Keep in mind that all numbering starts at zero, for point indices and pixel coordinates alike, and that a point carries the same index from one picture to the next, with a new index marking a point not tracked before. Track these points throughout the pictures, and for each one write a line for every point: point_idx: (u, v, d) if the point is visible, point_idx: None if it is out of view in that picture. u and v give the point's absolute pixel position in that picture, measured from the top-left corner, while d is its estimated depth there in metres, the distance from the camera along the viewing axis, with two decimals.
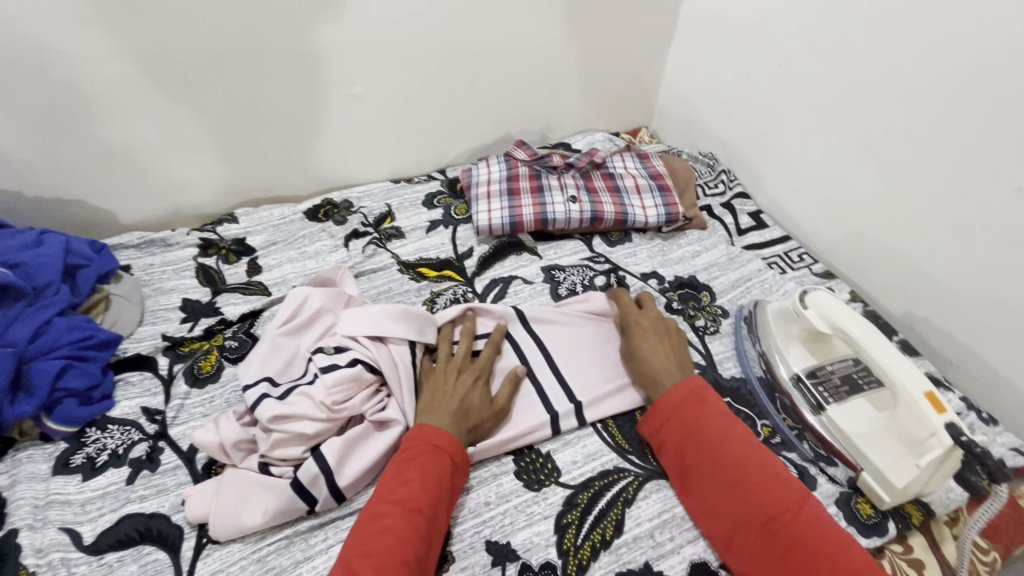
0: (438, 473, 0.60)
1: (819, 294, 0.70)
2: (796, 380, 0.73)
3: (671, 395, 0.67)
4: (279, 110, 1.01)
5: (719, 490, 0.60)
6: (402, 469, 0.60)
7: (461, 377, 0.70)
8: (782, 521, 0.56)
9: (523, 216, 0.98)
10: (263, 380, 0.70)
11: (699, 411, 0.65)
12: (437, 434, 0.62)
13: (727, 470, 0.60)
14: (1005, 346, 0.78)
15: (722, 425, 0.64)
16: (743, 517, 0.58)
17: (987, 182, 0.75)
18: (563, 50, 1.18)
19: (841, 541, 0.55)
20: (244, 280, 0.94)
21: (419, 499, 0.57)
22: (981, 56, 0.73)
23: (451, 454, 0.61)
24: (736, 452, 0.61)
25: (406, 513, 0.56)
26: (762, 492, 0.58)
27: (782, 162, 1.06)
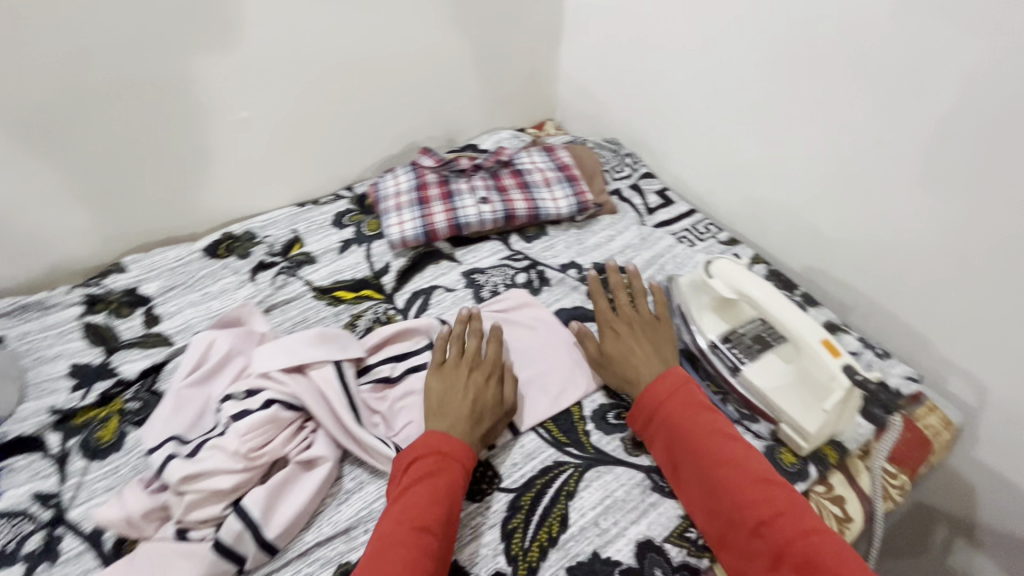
0: (449, 486, 0.59)
1: (722, 262, 0.73)
2: (714, 346, 0.76)
3: (650, 391, 0.67)
4: (159, 144, 0.93)
5: (705, 489, 0.60)
6: (411, 484, 0.59)
7: (477, 378, 0.70)
8: (770, 522, 0.55)
9: (435, 224, 0.97)
10: (169, 440, 0.64)
11: (684, 406, 0.65)
12: (449, 442, 0.62)
13: (712, 468, 0.60)
14: (889, 284, 0.85)
15: (708, 421, 0.64)
16: (730, 517, 0.57)
17: (854, 137, 0.82)
18: (456, 52, 1.17)
19: (832, 543, 0.53)
20: (142, 333, 0.86)
21: (428, 516, 0.56)
22: (832, 22, 0.79)
23: (460, 462, 0.61)
24: (723, 449, 0.61)
25: (415, 530, 0.55)
26: (750, 492, 0.57)
27: (679, 139, 1.11)
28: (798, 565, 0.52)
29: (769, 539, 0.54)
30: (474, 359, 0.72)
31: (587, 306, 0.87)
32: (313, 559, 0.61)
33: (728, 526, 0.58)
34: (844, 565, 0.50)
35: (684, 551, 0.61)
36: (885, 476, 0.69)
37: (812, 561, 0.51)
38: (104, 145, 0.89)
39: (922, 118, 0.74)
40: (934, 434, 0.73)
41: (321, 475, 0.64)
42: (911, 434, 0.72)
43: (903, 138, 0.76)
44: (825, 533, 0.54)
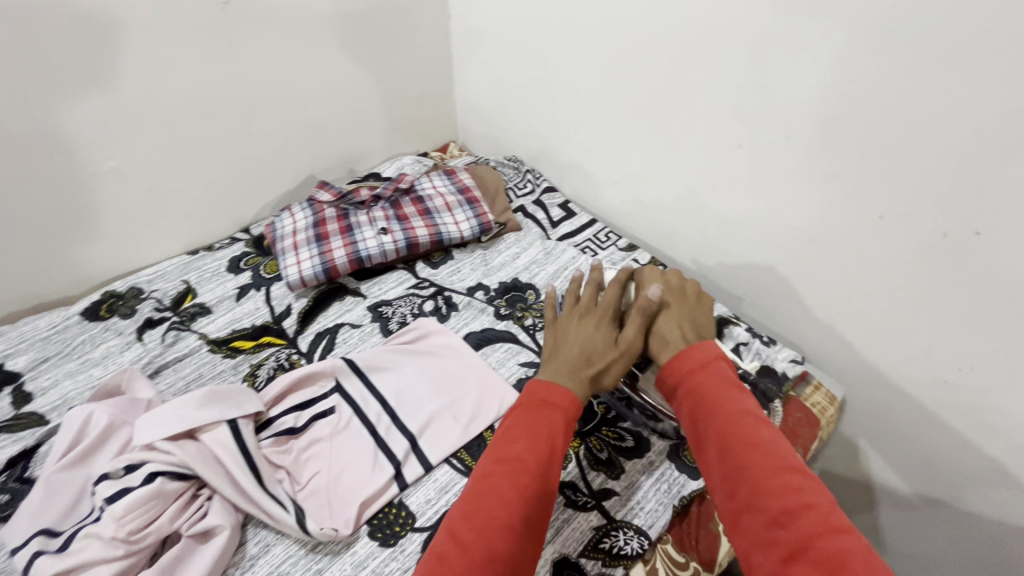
0: (551, 429, 0.57)
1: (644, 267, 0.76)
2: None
3: (680, 361, 0.61)
4: (11, 208, 0.85)
5: (726, 468, 0.51)
6: (516, 424, 0.57)
7: (584, 325, 0.69)
8: (797, 512, 0.45)
9: (335, 260, 0.94)
10: (37, 534, 0.58)
11: (717, 384, 0.58)
12: (552, 389, 0.60)
13: (735, 449, 0.52)
14: (771, 275, 0.91)
15: (742, 402, 0.56)
16: (749, 501, 0.48)
17: (720, 143, 0.87)
18: (346, 83, 1.15)
19: (863, 547, 0.42)
20: (10, 415, 0.78)
21: (531, 456, 0.53)
22: (688, 37, 0.84)
23: (563, 411, 0.58)
24: (753, 431, 0.53)
25: (515, 469, 0.52)
26: (778, 478, 0.48)
27: (574, 153, 1.15)
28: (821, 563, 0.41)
29: (792, 531, 0.44)
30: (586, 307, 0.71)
31: (496, 326, 0.88)
32: None
33: (745, 510, 0.48)
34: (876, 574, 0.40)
35: (599, 562, 0.62)
36: None
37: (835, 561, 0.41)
38: None
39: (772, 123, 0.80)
40: (821, 410, 0.78)
41: (218, 545, 0.61)
42: (800, 413, 0.77)
43: (759, 142, 0.82)
44: (858, 535, 0.43)
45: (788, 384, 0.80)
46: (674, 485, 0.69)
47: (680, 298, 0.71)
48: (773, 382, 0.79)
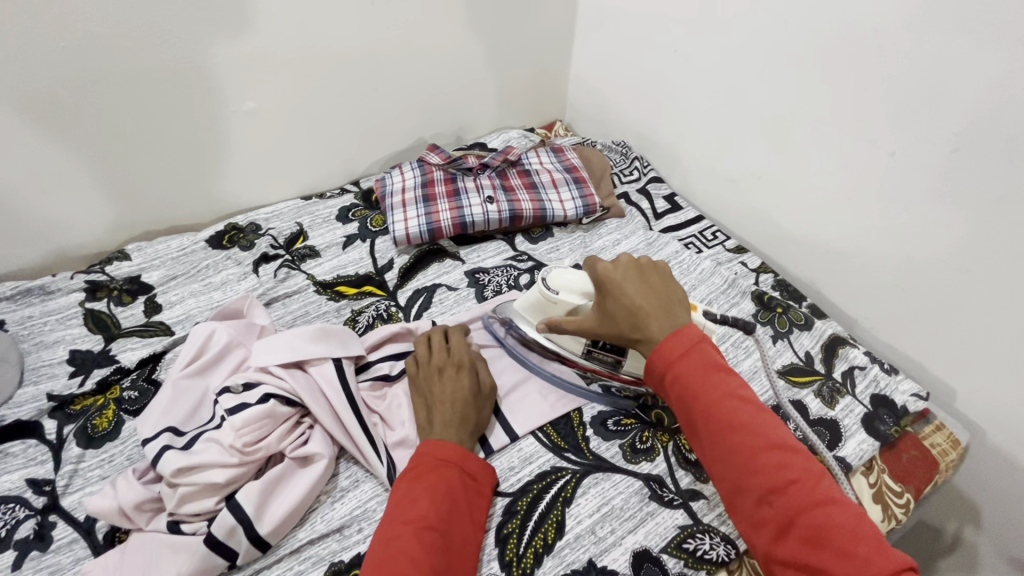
0: (449, 491, 0.57)
1: (557, 274, 0.72)
2: (588, 351, 0.72)
3: (664, 347, 0.56)
4: (166, 137, 0.93)
5: (717, 452, 0.53)
6: (409, 487, 0.57)
7: (449, 383, 0.68)
8: (785, 491, 0.49)
9: (440, 222, 0.96)
10: (165, 431, 0.64)
11: (699, 368, 0.54)
12: (442, 447, 0.60)
13: (725, 434, 0.52)
14: (899, 300, 0.84)
15: (725, 381, 0.54)
16: (741, 485, 0.51)
17: (865, 149, 0.81)
18: (470, 50, 1.16)
19: (851, 515, 0.47)
20: (142, 322, 0.85)
21: (432, 517, 0.54)
22: (851, 31, 0.77)
23: (458, 467, 0.59)
24: (738, 412, 0.52)
25: (417, 533, 0.52)
26: (765, 457, 0.50)
27: (689, 145, 1.10)
28: (810, 539, 0.47)
29: (780, 509, 0.49)
30: (442, 358, 0.71)
31: None
32: (305, 557, 0.61)
33: (737, 492, 0.51)
34: (860, 544, 0.45)
35: (681, 562, 0.60)
36: (889, 494, 0.67)
37: (824, 537, 0.46)
38: (111, 133, 0.88)
39: (937, 132, 0.73)
40: (941, 453, 0.71)
41: (316, 472, 0.64)
42: (917, 452, 0.71)
43: (917, 152, 0.75)
44: (841, 504, 0.48)
45: (906, 419, 0.73)
46: None
47: (648, 283, 0.62)
48: (889, 415, 0.73)
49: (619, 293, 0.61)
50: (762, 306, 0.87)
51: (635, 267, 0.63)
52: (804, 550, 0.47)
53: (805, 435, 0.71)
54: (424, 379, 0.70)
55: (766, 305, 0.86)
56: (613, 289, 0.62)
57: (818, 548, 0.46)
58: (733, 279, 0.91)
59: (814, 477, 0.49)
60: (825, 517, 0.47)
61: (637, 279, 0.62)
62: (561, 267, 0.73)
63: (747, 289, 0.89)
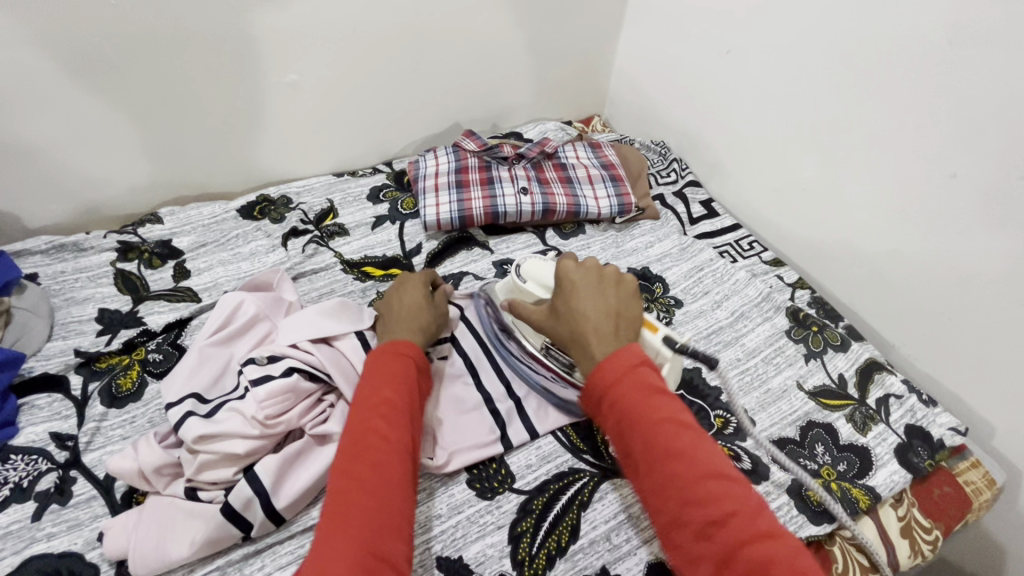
0: (408, 374, 0.59)
1: (530, 264, 0.71)
2: (546, 348, 0.70)
3: (605, 369, 0.54)
4: (207, 102, 0.93)
5: (653, 482, 0.49)
6: (370, 379, 0.58)
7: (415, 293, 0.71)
8: (723, 523, 0.45)
9: (472, 209, 0.95)
10: (188, 397, 0.64)
11: (635, 391, 0.53)
12: (399, 343, 0.62)
13: (659, 464, 0.49)
14: (942, 329, 0.81)
15: (661, 406, 0.51)
16: (677, 517, 0.47)
17: (926, 169, 0.77)
18: (514, 37, 1.14)
19: (792, 549, 0.44)
20: (170, 286, 0.86)
21: (396, 399, 0.56)
22: (920, 44, 0.74)
23: (413, 357, 0.61)
24: (676, 438, 0.50)
25: (384, 414, 0.54)
26: (702, 487, 0.47)
27: (732, 151, 1.07)
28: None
29: (719, 543, 0.45)
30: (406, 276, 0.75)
31: None
32: None
33: (676, 525, 0.48)
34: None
35: None
36: (918, 530, 0.65)
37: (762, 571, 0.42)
38: (154, 96, 0.88)
39: (1004, 157, 0.69)
40: (975, 492, 0.69)
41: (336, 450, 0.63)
42: (949, 489, 0.68)
43: (982, 176, 0.71)
44: (781, 539, 0.44)
45: (943, 454, 0.70)
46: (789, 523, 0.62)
47: (604, 289, 0.62)
48: (924, 447, 0.70)
49: (570, 296, 0.62)
50: (796, 323, 0.84)
51: (597, 271, 0.63)
52: None
53: (833, 460, 0.68)
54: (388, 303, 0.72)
55: (800, 322, 0.84)
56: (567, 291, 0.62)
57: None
58: (768, 292, 0.88)
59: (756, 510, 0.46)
60: (765, 549, 0.43)
61: (595, 287, 0.62)
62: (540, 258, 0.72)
63: (781, 304, 0.87)
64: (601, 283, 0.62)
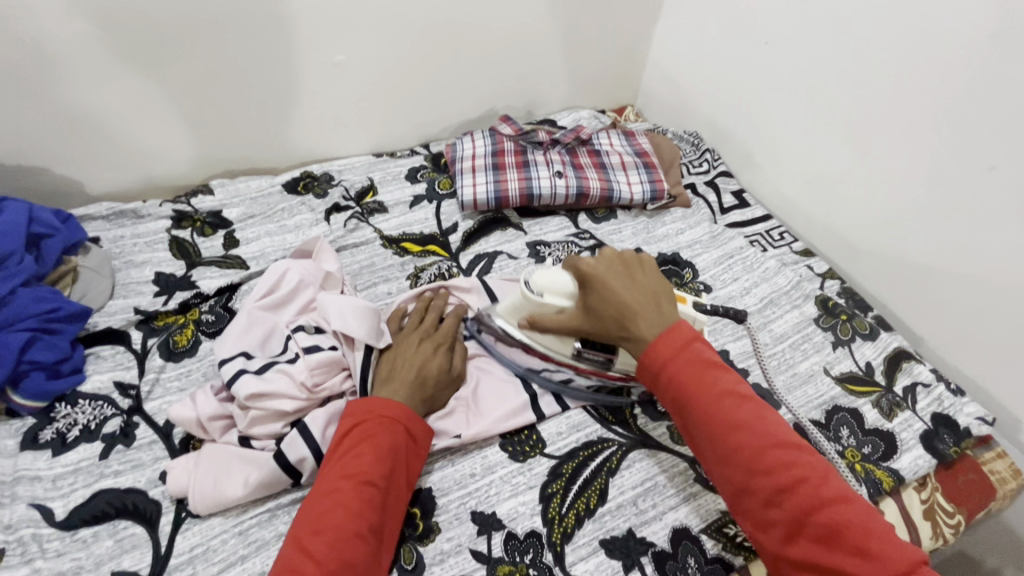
0: (392, 444, 0.56)
1: (539, 274, 0.65)
2: (577, 352, 0.68)
3: (661, 349, 0.56)
4: (259, 79, 0.98)
5: (718, 454, 0.53)
6: (352, 444, 0.55)
7: (427, 350, 0.67)
8: (791, 490, 0.49)
9: (508, 191, 0.98)
10: (239, 355, 0.66)
11: (692, 368, 0.55)
12: (388, 405, 0.59)
13: (725, 437, 0.52)
14: (973, 322, 0.81)
15: (721, 382, 0.54)
16: (746, 487, 0.51)
17: (964, 162, 0.77)
18: (552, 25, 1.16)
19: (860, 509, 0.48)
20: (221, 253, 0.90)
21: (373, 471, 0.54)
22: (961, 36, 0.74)
23: (403, 425, 0.58)
24: (737, 410, 0.53)
25: (358, 489, 0.52)
26: (769, 456, 0.50)
27: (765, 142, 1.08)
28: (819, 535, 0.47)
29: (787, 510, 0.49)
30: (428, 327, 0.71)
31: None
32: None
33: (744, 494, 0.51)
34: (869, 536, 0.46)
35: (719, 545, 0.61)
36: (940, 513, 0.66)
37: (834, 530, 0.47)
38: (210, 72, 0.93)
39: None
40: (1000, 481, 0.70)
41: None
42: (974, 476, 0.70)
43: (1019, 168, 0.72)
44: (847, 498, 0.49)
45: (968, 442, 0.71)
46: None
47: (631, 276, 0.62)
48: (950, 435, 0.71)
49: (602, 289, 0.61)
50: (825, 312, 0.85)
51: (620, 259, 0.64)
52: (818, 546, 0.47)
53: (858, 443, 0.70)
54: (396, 353, 0.67)
55: (829, 311, 0.85)
56: (596, 283, 0.61)
57: (828, 548, 0.47)
58: (798, 281, 0.89)
59: (819, 473, 0.50)
60: (838, 514, 0.47)
61: (622, 272, 0.62)
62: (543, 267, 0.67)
63: (811, 292, 0.88)
64: (626, 270, 0.63)
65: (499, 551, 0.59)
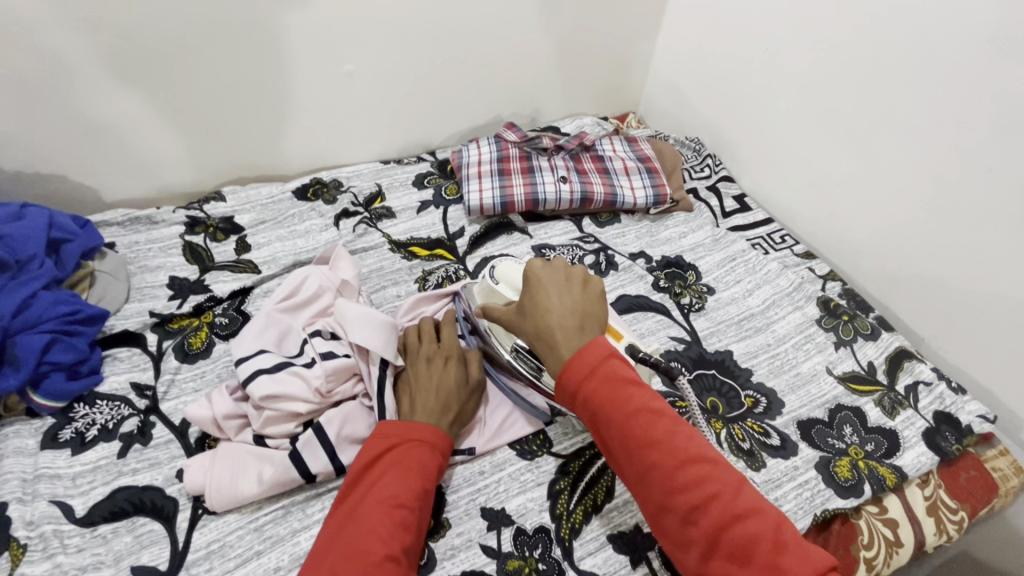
0: (422, 466, 0.58)
1: (506, 266, 0.69)
2: (515, 350, 0.67)
3: (574, 364, 0.51)
4: (271, 88, 1.00)
5: (635, 473, 0.48)
6: (385, 469, 0.57)
7: (440, 371, 0.67)
8: (705, 508, 0.44)
9: (514, 196, 1.00)
10: (258, 354, 0.68)
11: (609, 384, 0.49)
12: (416, 426, 0.60)
13: (640, 451, 0.47)
14: (974, 322, 0.82)
15: (636, 397, 0.49)
16: (662, 503, 0.46)
17: (963, 165, 0.79)
18: (556, 33, 1.18)
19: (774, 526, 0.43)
20: (233, 258, 0.92)
21: (405, 495, 0.54)
22: (959, 41, 0.76)
23: (434, 446, 0.60)
24: (653, 426, 0.47)
25: (391, 511, 0.53)
26: (683, 474, 0.45)
27: (766, 147, 1.09)
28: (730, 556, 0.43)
29: (702, 530, 0.44)
30: (431, 349, 0.70)
31: (651, 296, 0.88)
32: None
33: (661, 514, 0.47)
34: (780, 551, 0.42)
35: None
36: (944, 510, 0.67)
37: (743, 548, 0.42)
38: (223, 82, 0.95)
39: None
40: (1002, 478, 0.71)
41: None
42: (977, 473, 0.71)
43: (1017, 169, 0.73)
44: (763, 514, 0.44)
45: (969, 439, 0.72)
46: (817, 496, 0.65)
47: (573, 288, 0.58)
48: (951, 432, 0.72)
49: (536, 291, 0.58)
50: (827, 313, 0.86)
51: (567, 272, 0.59)
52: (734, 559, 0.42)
53: (861, 441, 0.71)
54: (411, 381, 0.67)
55: (831, 312, 0.86)
56: (533, 286, 0.58)
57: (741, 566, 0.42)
58: (800, 283, 0.91)
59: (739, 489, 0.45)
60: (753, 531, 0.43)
61: (562, 281, 0.58)
62: (513, 262, 0.70)
63: (813, 294, 0.89)
64: (569, 283, 0.58)
65: (508, 546, 0.60)
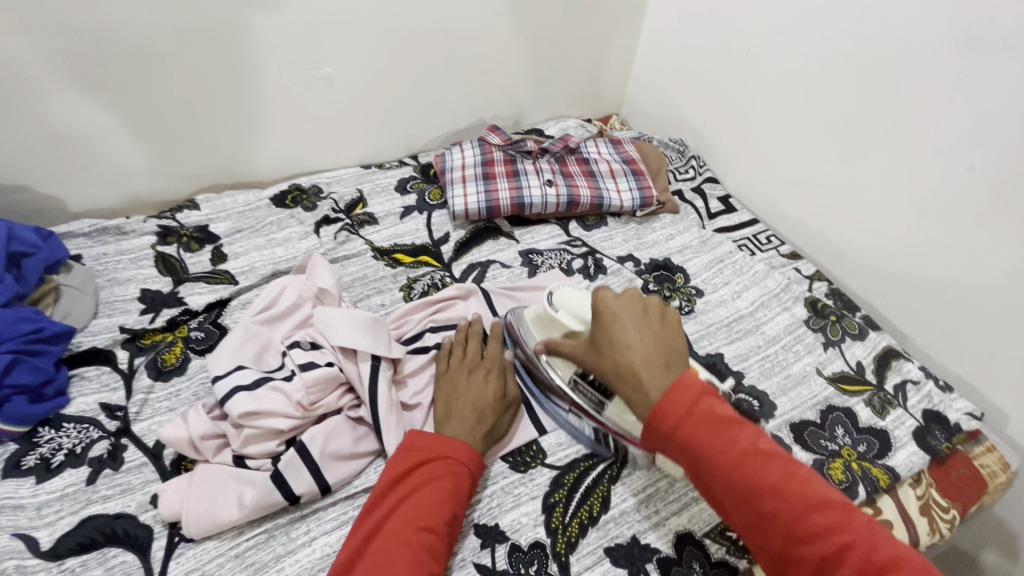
0: (454, 487, 0.56)
1: (564, 292, 0.67)
2: (575, 381, 0.66)
3: (666, 408, 0.48)
4: (244, 92, 0.97)
5: (749, 520, 0.46)
6: (414, 486, 0.55)
7: (476, 382, 0.65)
8: (839, 560, 0.43)
9: (499, 200, 0.98)
10: (236, 369, 0.65)
11: (710, 427, 0.47)
12: (448, 441, 0.58)
13: (751, 504, 0.46)
14: (958, 319, 0.83)
15: (740, 438, 0.47)
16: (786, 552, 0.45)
17: (944, 163, 0.80)
18: (537, 34, 1.17)
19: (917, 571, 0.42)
20: (208, 269, 0.89)
21: (432, 516, 0.52)
22: (935, 41, 0.77)
23: (466, 465, 0.58)
24: (766, 472, 0.46)
25: (419, 535, 0.51)
26: (806, 522, 0.44)
27: (748, 148, 1.10)
28: None
29: None
30: (474, 358, 0.69)
31: None
32: (359, 504, 0.63)
33: (782, 561, 0.45)
34: None
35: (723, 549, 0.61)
36: (936, 508, 0.68)
37: None
38: (194, 86, 0.92)
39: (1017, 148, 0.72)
40: (991, 474, 0.71)
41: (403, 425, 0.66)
42: (966, 471, 0.71)
43: (995, 168, 0.74)
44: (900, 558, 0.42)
45: (958, 437, 0.72)
46: None
47: (649, 320, 0.56)
48: (941, 431, 0.73)
49: (613, 328, 0.56)
50: (815, 313, 0.86)
51: (642, 304, 0.58)
52: None
53: (853, 441, 0.71)
54: (448, 391, 0.65)
55: (819, 312, 0.86)
56: (607, 320, 0.57)
57: None
58: (787, 283, 0.91)
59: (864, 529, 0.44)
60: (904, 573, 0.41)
61: (637, 315, 0.56)
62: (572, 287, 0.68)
63: (800, 295, 0.89)
64: (645, 315, 0.57)
65: (503, 563, 0.58)
